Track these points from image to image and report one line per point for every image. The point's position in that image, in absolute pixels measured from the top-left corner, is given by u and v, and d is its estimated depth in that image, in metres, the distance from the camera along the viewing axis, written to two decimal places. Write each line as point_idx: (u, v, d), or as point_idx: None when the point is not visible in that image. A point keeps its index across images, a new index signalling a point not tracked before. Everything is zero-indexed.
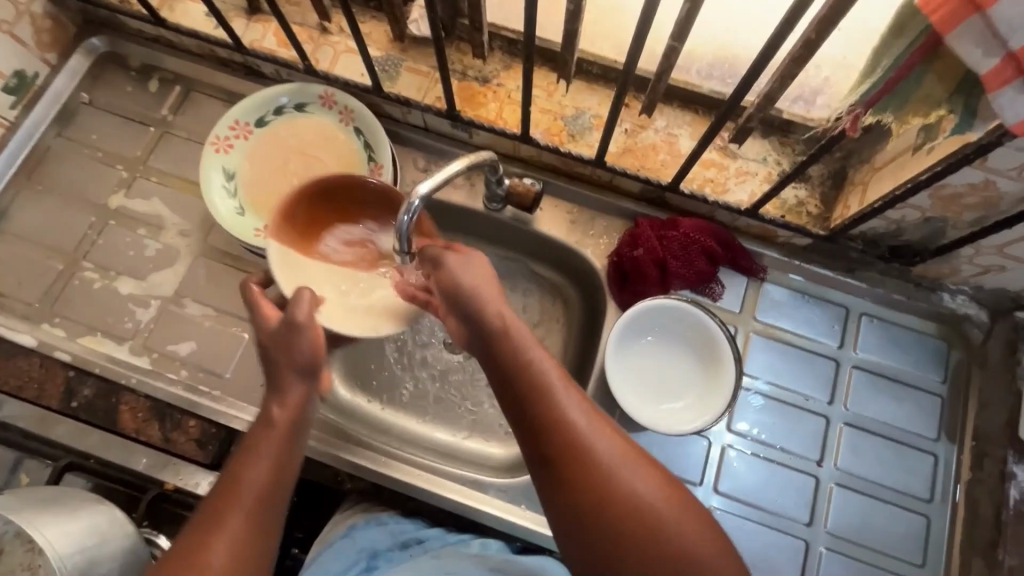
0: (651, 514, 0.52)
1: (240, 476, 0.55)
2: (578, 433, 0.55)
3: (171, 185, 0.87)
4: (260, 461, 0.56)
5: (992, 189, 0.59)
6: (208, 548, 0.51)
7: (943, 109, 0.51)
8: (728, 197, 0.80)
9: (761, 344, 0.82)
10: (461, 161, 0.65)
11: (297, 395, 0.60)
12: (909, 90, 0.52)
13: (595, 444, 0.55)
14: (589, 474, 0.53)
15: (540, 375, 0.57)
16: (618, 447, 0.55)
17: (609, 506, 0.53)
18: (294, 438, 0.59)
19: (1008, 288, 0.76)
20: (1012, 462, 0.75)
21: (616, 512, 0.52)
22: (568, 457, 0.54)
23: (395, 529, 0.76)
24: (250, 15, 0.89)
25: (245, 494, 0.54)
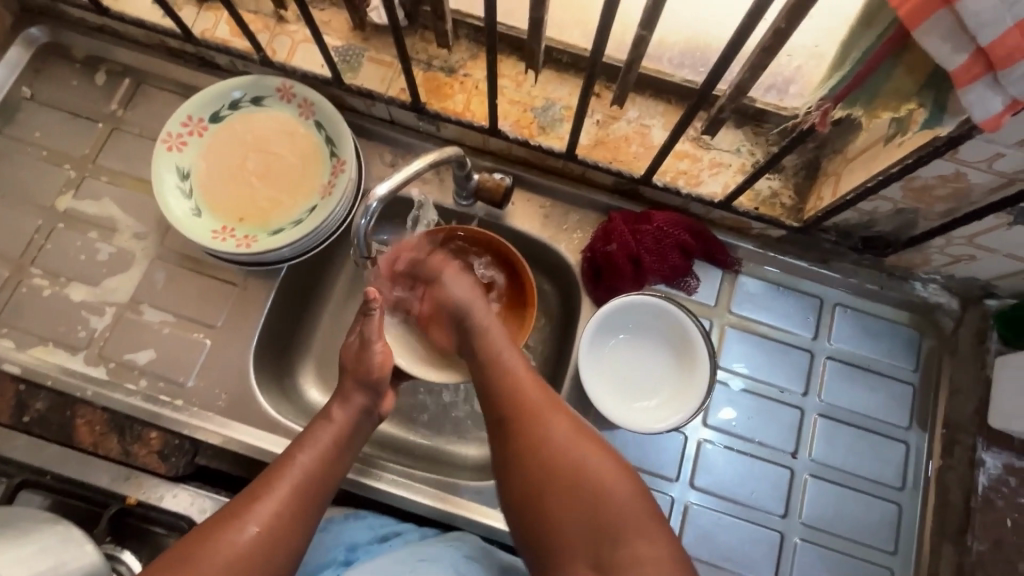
0: (593, 483, 0.58)
1: (294, 460, 0.63)
2: (532, 408, 0.62)
3: (123, 185, 0.83)
4: (316, 450, 0.64)
5: (962, 181, 0.59)
6: (247, 516, 0.58)
7: (913, 103, 0.49)
8: (701, 190, 0.79)
9: (736, 337, 0.81)
10: (423, 158, 0.61)
11: (355, 399, 0.68)
12: (878, 84, 0.51)
13: (547, 419, 0.61)
14: (538, 446, 0.60)
15: (509, 361, 0.66)
16: (569, 421, 0.62)
17: (553, 470, 0.59)
18: (349, 435, 0.67)
19: (977, 276, 0.76)
20: (980, 449, 0.76)
21: (559, 476, 0.58)
22: (523, 425, 0.61)
23: (376, 522, 0.74)
24: (200, 3, 0.84)
25: (294, 478, 0.61)
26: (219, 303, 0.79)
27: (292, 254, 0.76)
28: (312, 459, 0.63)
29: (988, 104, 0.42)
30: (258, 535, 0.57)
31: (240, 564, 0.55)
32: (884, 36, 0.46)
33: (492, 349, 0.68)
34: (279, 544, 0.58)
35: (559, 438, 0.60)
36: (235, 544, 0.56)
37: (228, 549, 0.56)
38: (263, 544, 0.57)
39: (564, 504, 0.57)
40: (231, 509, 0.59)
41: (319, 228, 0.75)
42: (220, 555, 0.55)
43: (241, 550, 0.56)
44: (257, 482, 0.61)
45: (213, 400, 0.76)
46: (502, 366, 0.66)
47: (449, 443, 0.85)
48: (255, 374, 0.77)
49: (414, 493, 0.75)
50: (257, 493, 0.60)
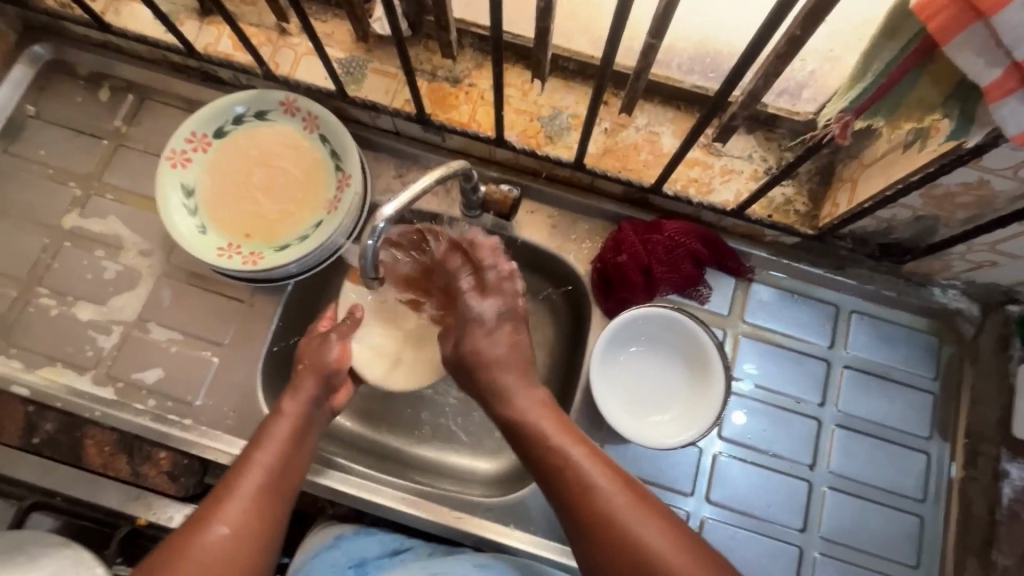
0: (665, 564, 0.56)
1: (257, 451, 0.62)
2: (595, 493, 0.59)
3: (128, 202, 0.83)
4: (276, 439, 0.63)
5: (986, 189, 0.57)
6: (218, 517, 0.58)
7: (938, 114, 0.48)
8: (713, 198, 0.77)
9: (750, 347, 0.80)
10: (430, 175, 0.60)
11: (307, 385, 0.67)
12: (900, 95, 0.49)
13: (609, 499, 0.59)
14: (607, 530, 0.58)
15: (564, 446, 0.62)
16: (629, 497, 0.60)
17: (627, 558, 0.57)
18: (309, 419, 0.66)
19: (999, 281, 0.74)
20: (1005, 461, 0.75)
21: (633, 561, 0.56)
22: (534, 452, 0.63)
23: (388, 537, 0.74)
24: (202, 17, 0.83)
25: (253, 475, 0.60)
26: (226, 321, 0.78)
27: (299, 270, 0.75)
28: (273, 450, 0.62)
29: (1022, 117, 0.41)
30: (231, 534, 0.57)
31: (223, 560, 0.56)
32: (908, 47, 0.45)
33: (539, 430, 0.63)
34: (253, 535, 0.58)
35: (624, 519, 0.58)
36: (211, 548, 0.56)
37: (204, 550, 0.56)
38: (237, 540, 0.57)
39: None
40: (198, 514, 0.58)
41: (325, 243, 0.74)
42: (195, 559, 0.55)
43: (218, 552, 0.56)
44: (220, 484, 0.61)
45: (222, 418, 0.75)
46: (553, 449, 0.62)
47: (460, 456, 0.83)
48: (263, 392, 0.77)
49: (423, 511, 0.74)
50: (218, 497, 0.59)
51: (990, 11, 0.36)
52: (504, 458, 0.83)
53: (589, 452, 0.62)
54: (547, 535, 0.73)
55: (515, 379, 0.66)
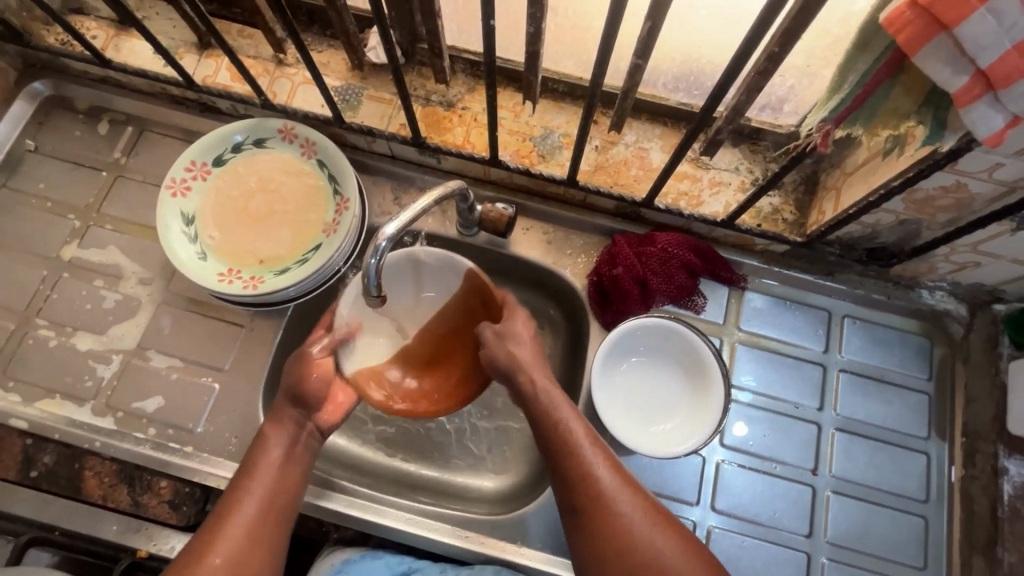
0: (621, 527, 0.59)
1: (242, 491, 0.62)
2: (578, 451, 0.63)
3: (127, 232, 0.83)
4: (261, 476, 0.63)
5: (964, 191, 0.59)
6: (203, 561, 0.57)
7: (912, 121, 0.50)
8: (703, 210, 0.79)
9: (745, 354, 0.82)
10: (427, 197, 0.60)
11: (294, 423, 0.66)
12: (877, 104, 0.52)
13: (586, 458, 0.62)
14: (590, 491, 0.60)
15: (558, 407, 0.65)
16: (634, 500, 0.61)
17: (596, 515, 0.60)
18: (297, 444, 0.66)
19: (984, 281, 0.76)
20: (1003, 457, 0.75)
21: (599, 520, 0.60)
22: (578, 491, 0.61)
23: (395, 559, 0.74)
24: (201, 50, 0.85)
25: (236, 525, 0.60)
26: (228, 346, 0.79)
27: (299, 293, 0.76)
28: (268, 486, 0.63)
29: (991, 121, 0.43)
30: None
31: None
32: (881, 58, 0.47)
33: (557, 433, 0.64)
34: None
35: (600, 485, 0.61)
36: None
37: None
38: None
39: (599, 544, 0.59)
40: (188, 557, 0.58)
41: (325, 266, 0.75)
42: None
43: None
44: (207, 527, 0.60)
45: (224, 444, 0.74)
46: (584, 474, 0.61)
47: (464, 476, 0.83)
48: (265, 416, 0.77)
49: (429, 530, 0.74)
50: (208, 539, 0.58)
51: (954, 24, 0.39)
52: (508, 475, 0.83)
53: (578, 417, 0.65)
54: (556, 551, 0.73)
55: (539, 375, 0.68)
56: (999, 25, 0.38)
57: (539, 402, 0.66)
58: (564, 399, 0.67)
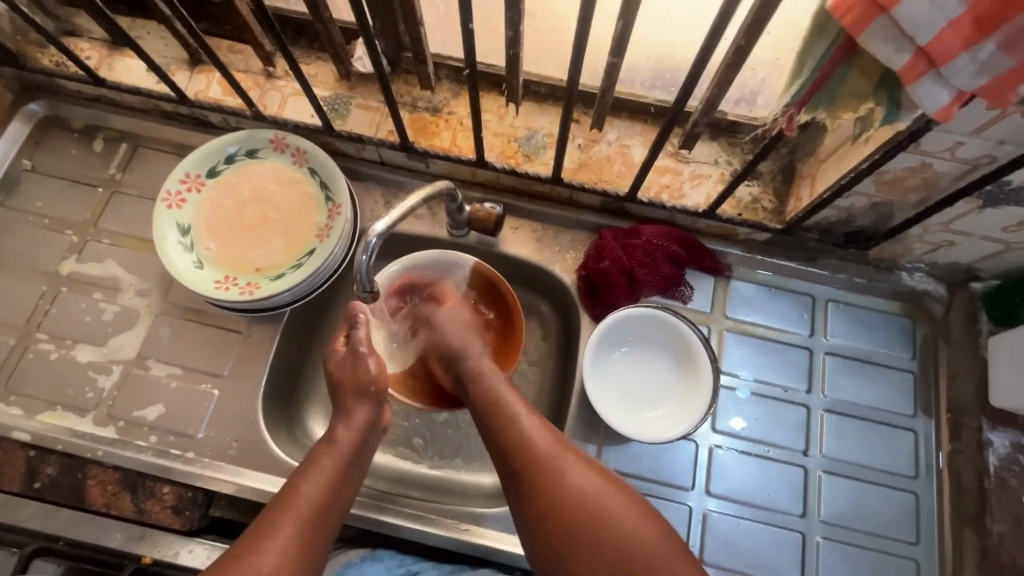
0: (557, 482, 0.61)
1: (303, 488, 0.62)
2: (511, 415, 0.65)
3: (125, 245, 0.85)
4: (320, 478, 0.63)
5: (929, 170, 0.61)
6: (263, 549, 0.56)
7: (870, 103, 0.52)
8: (685, 201, 0.81)
9: (733, 341, 0.84)
10: (416, 196, 0.62)
11: (360, 416, 0.68)
12: (836, 86, 0.54)
13: (519, 420, 0.65)
14: (523, 450, 0.63)
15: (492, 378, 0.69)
16: (569, 454, 0.63)
17: (532, 472, 0.62)
18: (365, 436, 0.68)
19: (960, 259, 0.78)
20: (988, 431, 0.77)
21: (536, 476, 0.61)
22: (513, 451, 0.63)
23: (395, 562, 0.75)
24: (192, 66, 0.87)
25: (305, 504, 0.60)
26: (226, 352, 0.80)
27: (295, 298, 0.78)
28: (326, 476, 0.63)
29: (936, 97, 0.46)
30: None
31: None
32: (834, 44, 0.50)
33: (493, 399, 0.67)
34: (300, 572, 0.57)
35: (534, 443, 0.63)
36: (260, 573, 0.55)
37: None
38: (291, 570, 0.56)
39: (536, 499, 0.61)
40: (241, 546, 0.57)
41: (320, 270, 0.77)
42: None
43: None
44: (264, 518, 0.59)
45: (225, 449, 0.76)
46: (518, 436, 0.64)
47: (463, 473, 0.84)
48: (265, 420, 0.78)
49: (431, 525, 0.75)
50: (262, 531, 0.58)
51: (890, 5, 0.42)
52: None
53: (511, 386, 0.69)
54: None
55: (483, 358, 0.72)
56: (931, 5, 0.41)
57: (475, 375, 0.70)
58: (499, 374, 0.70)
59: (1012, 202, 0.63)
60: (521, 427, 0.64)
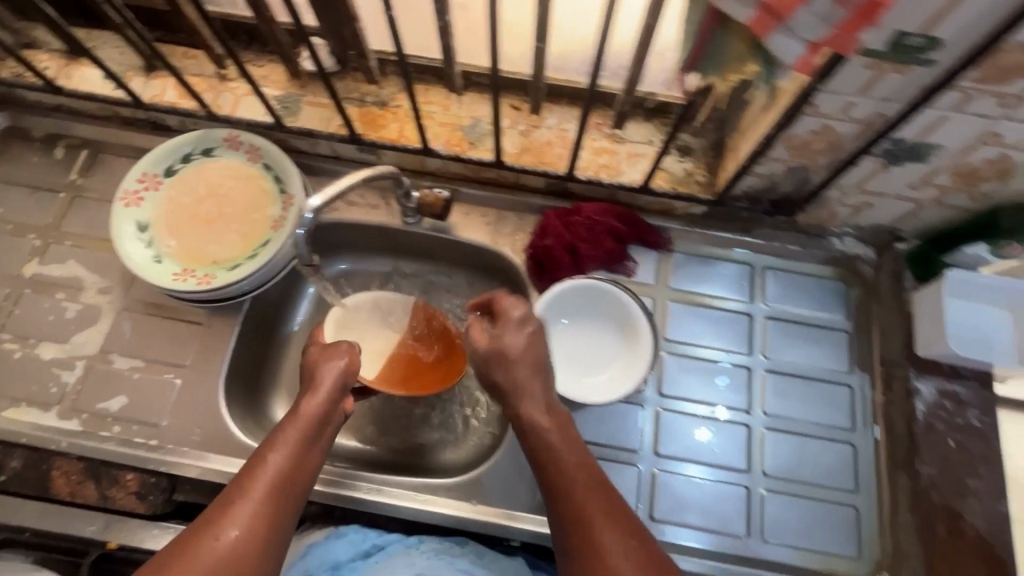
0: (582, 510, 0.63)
1: (268, 464, 0.64)
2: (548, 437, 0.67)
3: (87, 246, 0.88)
4: (285, 452, 0.65)
5: (832, 132, 0.66)
6: (224, 522, 0.59)
7: (752, 65, 0.52)
8: (623, 179, 0.86)
9: (676, 310, 0.88)
10: (353, 175, 0.65)
11: (328, 391, 0.71)
12: (719, 52, 0.52)
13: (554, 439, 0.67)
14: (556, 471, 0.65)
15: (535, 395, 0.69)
16: (591, 481, 0.65)
17: (560, 490, 0.64)
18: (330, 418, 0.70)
19: (881, 221, 0.83)
20: (914, 379, 0.81)
21: (564, 498, 0.64)
22: (548, 467, 0.66)
23: (358, 538, 0.77)
24: (147, 73, 0.91)
25: (265, 483, 0.63)
26: (188, 343, 0.83)
27: (252, 287, 0.81)
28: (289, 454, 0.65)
29: (791, 47, 0.47)
30: (215, 562, 0.57)
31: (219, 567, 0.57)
32: (702, 11, 0.49)
33: (534, 416, 0.68)
34: (260, 555, 0.59)
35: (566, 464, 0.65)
36: (220, 551, 0.58)
37: (207, 553, 0.57)
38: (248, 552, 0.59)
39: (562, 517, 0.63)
40: (207, 517, 0.60)
41: (275, 258, 0.80)
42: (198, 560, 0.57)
43: (218, 555, 0.57)
44: (229, 488, 0.63)
45: (188, 435, 0.78)
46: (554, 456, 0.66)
47: (426, 451, 0.87)
48: (227, 405, 0.80)
49: (390, 497, 0.77)
50: (227, 502, 0.61)
51: None
52: (467, 446, 0.87)
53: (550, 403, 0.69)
54: (510, 505, 0.77)
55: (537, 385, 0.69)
56: None
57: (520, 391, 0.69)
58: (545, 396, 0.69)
59: (911, 159, 0.68)
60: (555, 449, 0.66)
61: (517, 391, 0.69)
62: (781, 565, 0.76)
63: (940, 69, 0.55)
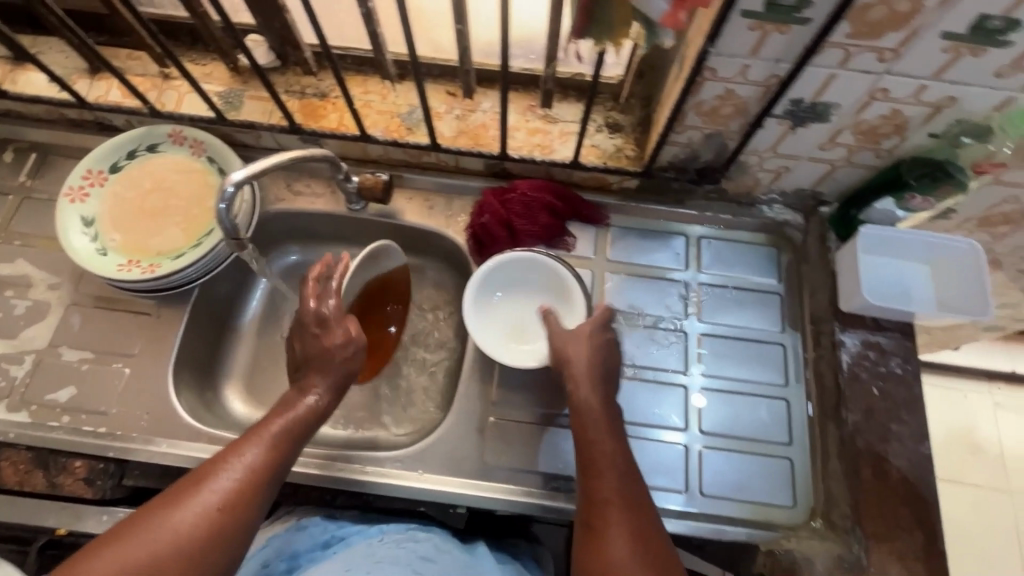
0: (604, 502, 0.63)
1: (250, 443, 0.63)
2: (592, 428, 0.69)
3: (35, 245, 0.89)
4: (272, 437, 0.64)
5: (735, 97, 0.70)
6: (198, 494, 0.58)
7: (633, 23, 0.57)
8: (555, 156, 0.89)
9: (614, 280, 0.91)
10: (283, 155, 0.67)
11: (329, 379, 0.70)
12: (606, 14, 0.56)
13: (598, 436, 0.68)
14: (590, 461, 0.67)
15: (585, 385, 0.71)
16: (623, 477, 0.65)
17: (588, 478, 0.66)
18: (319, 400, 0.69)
19: (803, 185, 0.87)
20: (839, 332, 0.84)
21: (591, 488, 0.65)
22: (584, 452, 0.68)
23: (319, 529, 0.75)
24: (92, 75, 0.93)
25: (245, 461, 0.62)
26: (136, 333, 0.84)
27: (197, 275, 0.83)
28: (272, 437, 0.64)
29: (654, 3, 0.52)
30: (179, 533, 0.56)
31: (184, 539, 0.55)
32: None
33: (584, 408, 0.70)
34: (227, 536, 0.57)
35: (602, 457, 0.66)
36: (187, 522, 0.56)
37: (176, 522, 0.56)
38: (215, 530, 0.57)
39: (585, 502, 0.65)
40: (183, 485, 0.59)
41: (219, 246, 0.82)
42: (164, 528, 0.56)
43: (184, 525, 0.56)
44: (210, 460, 0.62)
45: (136, 421, 0.79)
46: (589, 444, 0.68)
47: (377, 430, 0.89)
48: (175, 391, 0.82)
49: (335, 470, 0.78)
50: (206, 475, 0.60)
51: None
52: (418, 423, 0.89)
53: (603, 397, 0.71)
54: (453, 472, 0.79)
55: (590, 376, 0.71)
56: None
57: (574, 381, 0.72)
58: (599, 389, 0.71)
59: (814, 119, 0.72)
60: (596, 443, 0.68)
61: (572, 377, 0.72)
62: (719, 517, 0.78)
63: (816, 27, 0.59)
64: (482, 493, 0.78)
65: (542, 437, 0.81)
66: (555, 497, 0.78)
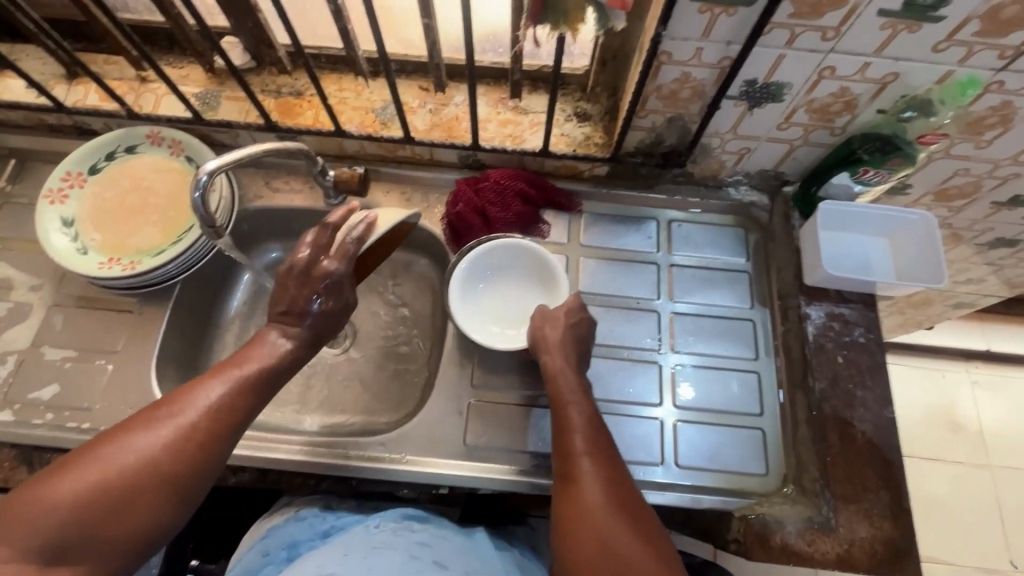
0: (578, 459, 0.65)
1: (217, 382, 0.64)
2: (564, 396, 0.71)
3: (16, 248, 0.91)
4: (239, 382, 0.65)
5: (692, 80, 0.74)
6: (160, 425, 0.59)
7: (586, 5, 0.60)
8: (527, 145, 0.92)
9: (589, 264, 0.93)
10: (258, 146, 0.69)
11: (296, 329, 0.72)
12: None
13: (570, 403, 0.70)
14: (563, 425, 0.69)
15: (557, 357, 0.74)
16: (594, 435, 0.68)
17: (562, 441, 0.68)
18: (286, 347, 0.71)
19: (765, 165, 0.90)
20: (804, 305, 0.87)
21: (564, 449, 0.67)
22: (558, 418, 0.70)
23: (317, 519, 0.76)
24: (70, 80, 0.95)
25: (210, 399, 0.62)
26: (119, 329, 0.86)
27: (178, 271, 0.84)
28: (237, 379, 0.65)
29: None
30: (139, 459, 0.57)
31: (144, 465, 0.56)
32: None
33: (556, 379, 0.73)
34: (188, 465, 0.59)
35: (575, 421, 0.69)
36: (149, 450, 0.57)
37: (137, 447, 0.57)
38: (176, 461, 0.58)
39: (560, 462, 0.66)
40: (146, 414, 0.60)
41: (198, 242, 0.84)
42: (124, 454, 0.56)
43: (145, 453, 0.57)
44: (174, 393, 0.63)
45: (119, 416, 0.80)
46: (563, 410, 0.70)
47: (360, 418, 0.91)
48: (158, 385, 0.83)
49: (317, 455, 0.79)
50: (169, 407, 0.61)
51: None
52: (401, 411, 0.91)
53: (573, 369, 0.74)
54: (435, 453, 0.80)
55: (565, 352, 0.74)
56: None
57: (547, 357, 0.75)
58: (570, 360, 0.74)
59: (769, 100, 0.75)
60: (568, 410, 0.70)
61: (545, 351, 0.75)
62: (695, 487, 0.80)
63: (760, 9, 0.63)
64: (464, 473, 0.79)
65: (521, 416, 0.83)
66: (535, 474, 0.79)
